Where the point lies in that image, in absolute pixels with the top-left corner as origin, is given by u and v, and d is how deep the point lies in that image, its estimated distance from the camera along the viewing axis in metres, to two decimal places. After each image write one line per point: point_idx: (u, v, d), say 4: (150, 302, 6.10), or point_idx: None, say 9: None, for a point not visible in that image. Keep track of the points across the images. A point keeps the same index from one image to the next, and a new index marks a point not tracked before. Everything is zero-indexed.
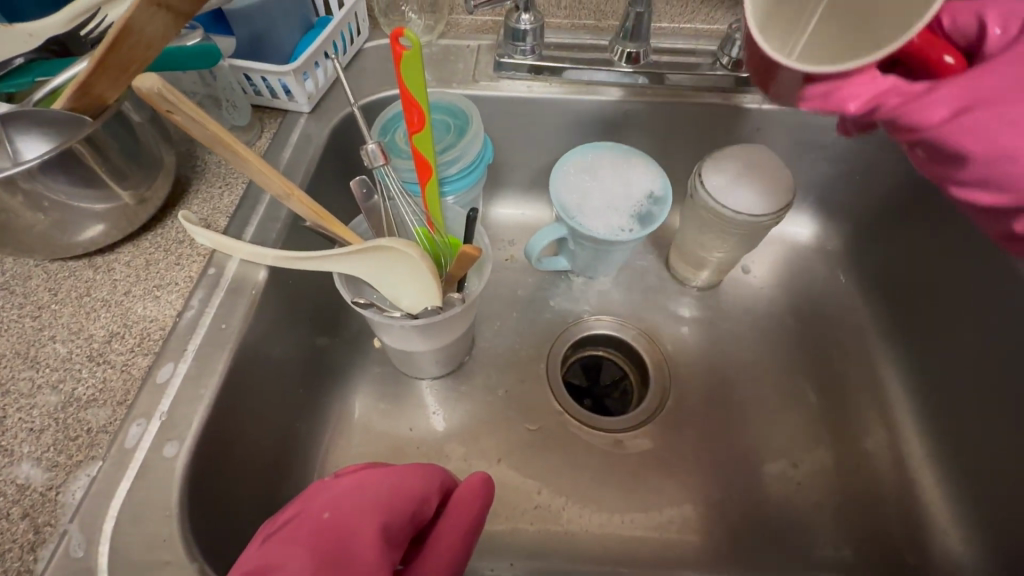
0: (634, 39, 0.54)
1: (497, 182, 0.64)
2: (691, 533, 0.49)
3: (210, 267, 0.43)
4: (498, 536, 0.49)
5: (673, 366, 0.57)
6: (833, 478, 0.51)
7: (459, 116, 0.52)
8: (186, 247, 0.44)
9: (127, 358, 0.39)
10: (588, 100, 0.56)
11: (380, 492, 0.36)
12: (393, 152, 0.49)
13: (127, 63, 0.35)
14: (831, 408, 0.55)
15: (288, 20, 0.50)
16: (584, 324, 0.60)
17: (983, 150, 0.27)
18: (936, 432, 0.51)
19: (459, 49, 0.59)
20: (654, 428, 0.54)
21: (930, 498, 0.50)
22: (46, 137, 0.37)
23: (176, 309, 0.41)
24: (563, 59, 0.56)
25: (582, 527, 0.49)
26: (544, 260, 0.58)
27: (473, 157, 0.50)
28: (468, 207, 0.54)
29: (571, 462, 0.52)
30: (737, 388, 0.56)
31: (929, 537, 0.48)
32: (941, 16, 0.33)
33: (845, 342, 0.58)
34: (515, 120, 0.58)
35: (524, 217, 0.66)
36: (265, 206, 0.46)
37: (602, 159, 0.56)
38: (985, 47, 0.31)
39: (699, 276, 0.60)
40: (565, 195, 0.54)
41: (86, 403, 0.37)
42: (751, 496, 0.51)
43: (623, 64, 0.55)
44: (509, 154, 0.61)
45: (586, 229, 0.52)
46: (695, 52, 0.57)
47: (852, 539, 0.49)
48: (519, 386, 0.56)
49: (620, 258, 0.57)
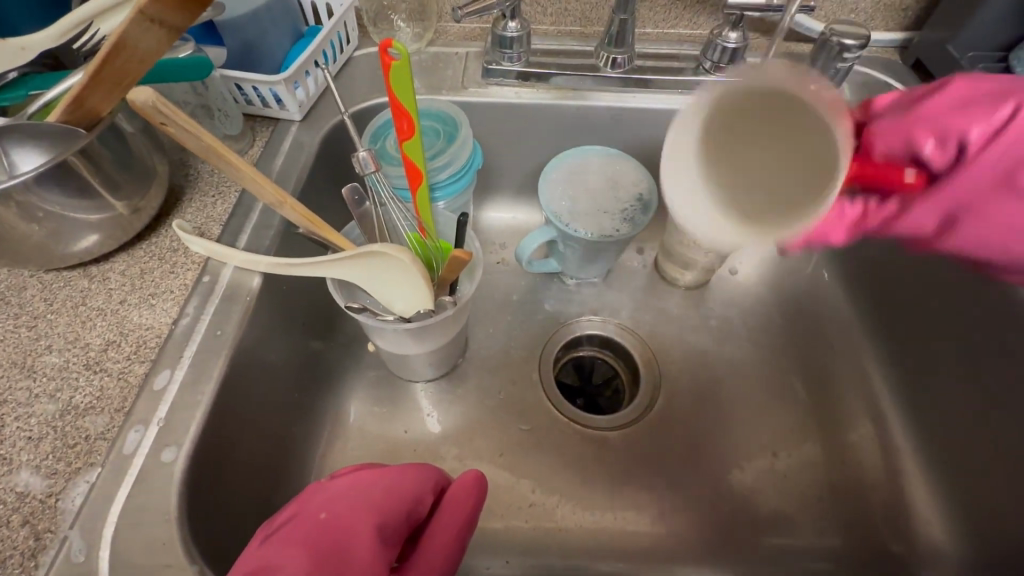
0: (619, 45, 0.56)
1: (487, 186, 0.65)
2: (683, 526, 0.50)
3: (205, 275, 0.44)
4: (493, 535, 0.50)
5: (662, 364, 0.59)
6: (820, 470, 0.53)
7: (448, 122, 0.53)
8: (180, 255, 0.45)
9: (125, 366, 0.40)
10: (575, 104, 0.57)
11: (374, 493, 0.36)
12: (384, 159, 0.50)
13: (119, 79, 0.36)
14: (818, 401, 0.56)
15: (278, 30, 0.51)
16: (575, 325, 0.61)
17: (990, 252, 0.36)
18: (920, 423, 0.52)
19: (448, 56, 0.60)
20: (646, 424, 0.55)
21: (914, 485, 0.51)
22: (41, 151, 0.38)
23: (171, 317, 0.42)
24: (550, 65, 0.58)
25: (576, 524, 0.50)
26: (534, 262, 0.59)
27: (463, 162, 0.51)
28: (459, 211, 0.55)
29: (564, 460, 0.53)
30: (727, 385, 0.57)
31: (916, 527, 0.50)
32: (873, 142, 0.38)
33: (831, 337, 0.59)
34: (504, 125, 0.59)
35: (514, 220, 0.67)
36: (258, 214, 0.47)
37: (589, 163, 0.57)
38: (923, 160, 0.36)
39: (686, 276, 0.61)
40: (554, 199, 0.55)
41: (85, 410, 0.38)
42: (741, 488, 0.52)
43: (608, 69, 0.57)
44: (499, 159, 0.62)
45: (576, 233, 0.53)
46: (678, 56, 0.59)
47: (840, 529, 0.50)
48: (513, 387, 0.57)
49: (610, 259, 0.58)
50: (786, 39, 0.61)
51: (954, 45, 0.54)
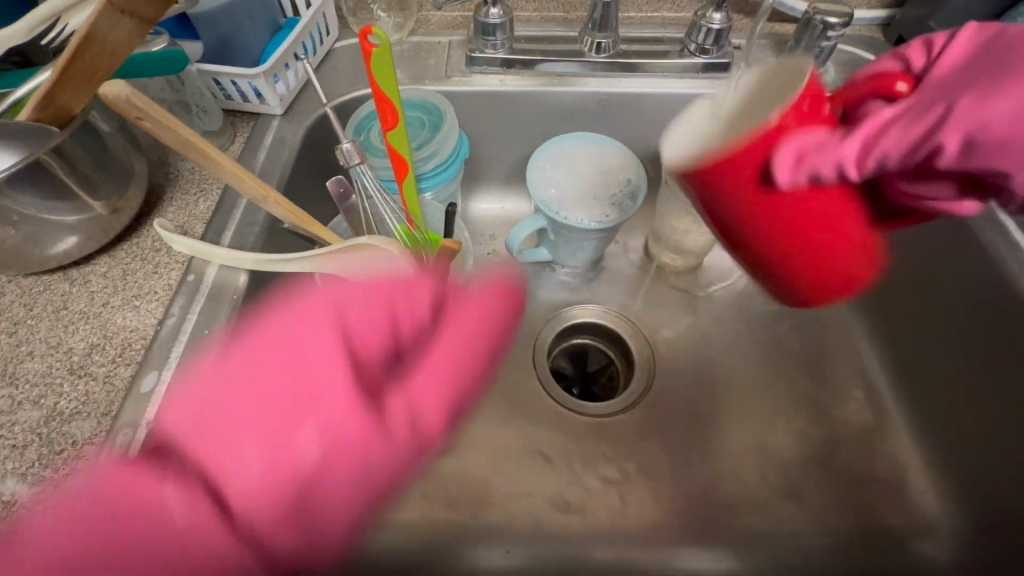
0: (603, 29, 0.55)
1: (475, 177, 0.64)
2: (679, 508, 0.51)
3: (190, 274, 0.43)
4: (493, 525, 0.50)
5: (656, 349, 0.59)
6: (817, 448, 0.53)
7: (433, 112, 0.52)
8: (163, 255, 0.44)
9: (110, 369, 0.39)
10: (561, 91, 0.57)
11: (358, 298, 0.41)
12: (368, 152, 0.49)
13: (90, 74, 0.35)
14: (811, 380, 0.56)
15: (254, 22, 0.49)
16: (567, 314, 0.61)
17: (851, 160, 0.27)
18: (912, 397, 0.53)
19: (431, 45, 0.59)
20: (643, 410, 0.55)
21: (907, 458, 0.52)
22: (8, 150, 0.35)
23: (157, 318, 0.41)
24: (534, 52, 0.57)
25: (576, 511, 0.50)
26: (525, 251, 0.59)
27: (449, 152, 0.51)
28: (448, 202, 0.55)
29: (561, 448, 0.53)
30: (721, 367, 0.57)
31: (911, 500, 0.50)
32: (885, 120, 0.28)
33: (823, 317, 0.59)
34: (490, 115, 0.58)
35: (503, 210, 0.66)
36: (242, 211, 0.46)
37: (577, 149, 0.57)
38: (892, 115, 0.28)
39: (677, 261, 0.60)
40: (542, 186, 0.55)
41: (73, 414, 0.37)
42: (737, 468, 0.52)
43: (593, 54, 0.56)
44: (486, 149, 0.62)
45: (565, 220, 0.53)
46: (663, 40, 0.58)
47: (838, 506, 0.51)
48: (507, 378, 0.56)
49: (600, 247, 0.58)
50: (770, 19, 0.60)
51: (936, 21, 0.54)
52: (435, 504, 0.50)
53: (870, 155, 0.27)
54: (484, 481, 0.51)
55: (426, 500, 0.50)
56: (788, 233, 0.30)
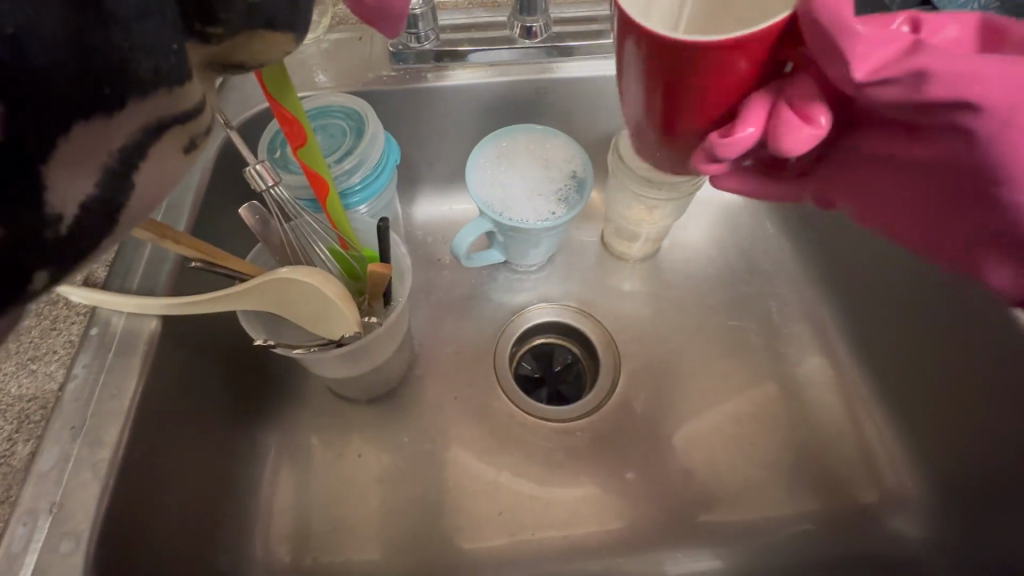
0: (531, 12, 0.51)
1: (415, 179, 0.60)
2: (653, 509, 0.49)
3: (92, 327, 0.39)
4: (464, 552, 0.47)
5: (620, 343, 0.56)
6: (785, 429, 0.52)
7: (354, 117, 0.48)
8: (61, 308, 0.40)
9: (49, 368, 0.38)
10: (496, 82, 0.53)
11: None
12: (284, 168, 0.44)
13: None
14: (775, 359, 0.55)
15: None
16: (527, 314, 0.58)
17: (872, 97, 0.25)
18: (879, 369, 0.53)
19: (350, 42, 0.55)
20: (611, 410, 0.53)
21: (875, 431, 0.52)
22: None
23: (58, 381, 0.38)
24: (462, 42, 0.53)
25: (549, 526, 0.48)
26: (473, 256, 0.56)
27: (376, 161, 0.47)
28: (382, 214, 0.51)
29: (530, 459, 0.51)
30: (685, 356, 0.55)
31: (877, 471, 0.51)
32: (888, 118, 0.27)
33: (783, 293, 0.58)
34: (422, 114, 0.54)
35: (449, 212, 0.62)
36: (149, 250, 0.42)
37: (518, 144, 0.54)
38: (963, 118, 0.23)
39: (634, 249, 0.58)
40: (484, 188, 0.52)
41: (16, 409, 0.37)
42: (707, 461, 0.51)
43: (524, 40, 0.53)
44: (422, 150, 0.58)
45: (511, 222, 0.50)
46: (597, 18, 0.54)
47: (808, 486, 0.50)
48: (468, 391, 0.53)
49: (552, 243, 0.55)
50: None
51: None
52: (400, 539, 0.47)
53: (944, 73, 0.23)
54: (452, 507, 0.49)
55: (390, 536, 0.47)
56: (655, 71, 0.28)
